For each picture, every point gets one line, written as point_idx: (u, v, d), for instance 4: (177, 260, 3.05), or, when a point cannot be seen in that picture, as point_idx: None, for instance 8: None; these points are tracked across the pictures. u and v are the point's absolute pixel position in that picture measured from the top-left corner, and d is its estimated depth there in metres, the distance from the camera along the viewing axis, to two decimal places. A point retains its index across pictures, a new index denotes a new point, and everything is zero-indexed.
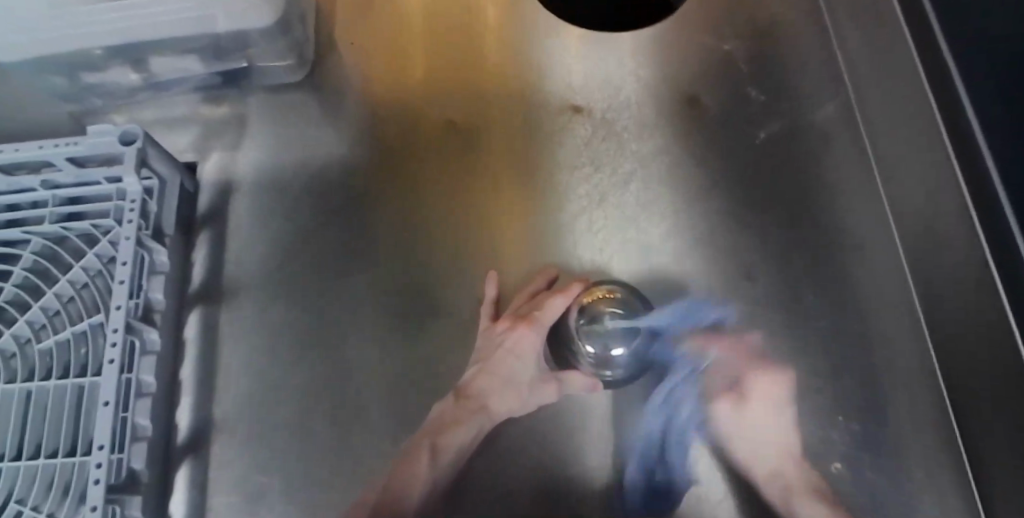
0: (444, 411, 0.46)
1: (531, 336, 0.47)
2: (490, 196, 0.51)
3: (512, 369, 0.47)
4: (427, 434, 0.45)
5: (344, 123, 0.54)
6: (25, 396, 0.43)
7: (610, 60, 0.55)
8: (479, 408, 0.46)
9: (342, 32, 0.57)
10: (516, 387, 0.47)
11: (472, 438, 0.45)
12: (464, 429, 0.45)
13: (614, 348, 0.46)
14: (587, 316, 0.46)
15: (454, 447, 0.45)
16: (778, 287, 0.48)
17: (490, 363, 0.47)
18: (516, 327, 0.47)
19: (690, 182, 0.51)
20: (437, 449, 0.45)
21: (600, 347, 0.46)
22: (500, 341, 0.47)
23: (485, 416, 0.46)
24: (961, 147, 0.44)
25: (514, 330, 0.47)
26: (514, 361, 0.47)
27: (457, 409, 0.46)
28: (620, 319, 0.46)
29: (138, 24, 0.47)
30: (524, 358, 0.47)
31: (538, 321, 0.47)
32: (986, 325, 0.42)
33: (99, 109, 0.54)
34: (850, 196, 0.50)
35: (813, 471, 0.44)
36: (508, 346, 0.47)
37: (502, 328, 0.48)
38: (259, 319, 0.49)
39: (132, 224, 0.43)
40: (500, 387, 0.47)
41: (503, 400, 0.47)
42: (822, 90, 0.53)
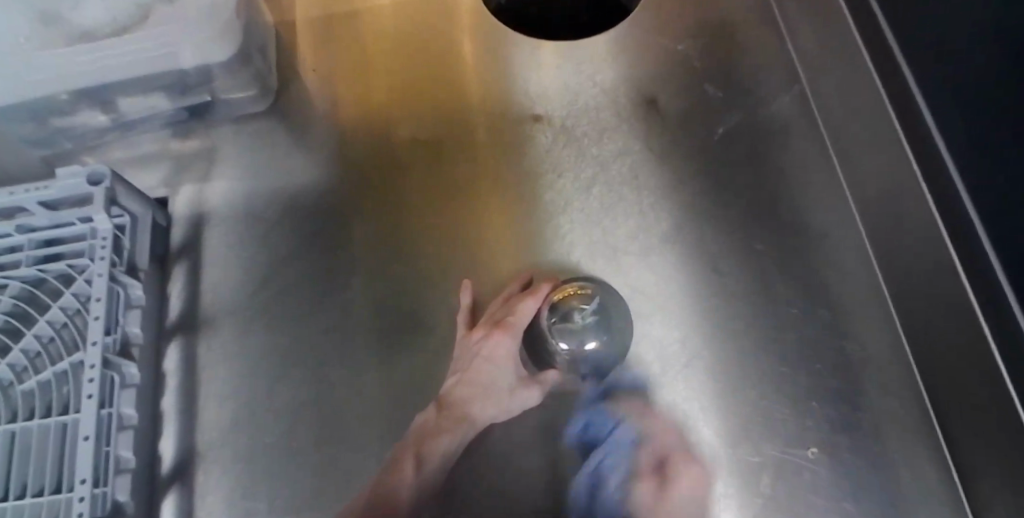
0: (427, 421, 0.45)
1: (507, 343, 0.47)
2: (457, 208, 0.52)
3: (490, 375, 0.46)
4: (412, 442, 0.44)
5: (311, 148, 0.55)
6: (10, 437, 0.44)
7: (567, 67, 0.56)
8: (462, 416, 0.45)
9: (303, 59, 0.58)
10: (498, 393, 0.46)
11: (456, 446, 0.45)
12: (448, 438, 0.44)
13: (588, 342, 0.47)
14: (558, 314, 0.48)
15: (440, 455, 0.44)
16: (746, 277, 0.49)
17: (470, 372, 0.46)
18: (492, 334, 0.47)
19: (652, 180, 0.52)
20: (422, 458, 0.43)
21: (574, 344, 0.48)
22: (478, 348, 0.47)
23: (469, 422, 0.45)
24: (907, 118, 0.46)
25: (490, 337, 0.47)
26: (492, 368, 0.47)
27: (440, 419, 0.45)
28: (589, 314, 0.48)
29: (101, 66, 0.48)
30: (500, 364, 0.47)
31: (513, 326, 0.47)
32: (940, 287, 0.43)
33: (72, 152, 0.55)
34: (811, 183, 0.51)
35: (790, 454, 0.44)
36: (486, 354, 0.47)
37: (478, 336, 0.47)
38: (237, 344, 0.50)
39: (105, 261, 0.44)
40: (481, 394, 0.46)
41: (486, 406, 0.46)
42: (777, 82, 0.54)
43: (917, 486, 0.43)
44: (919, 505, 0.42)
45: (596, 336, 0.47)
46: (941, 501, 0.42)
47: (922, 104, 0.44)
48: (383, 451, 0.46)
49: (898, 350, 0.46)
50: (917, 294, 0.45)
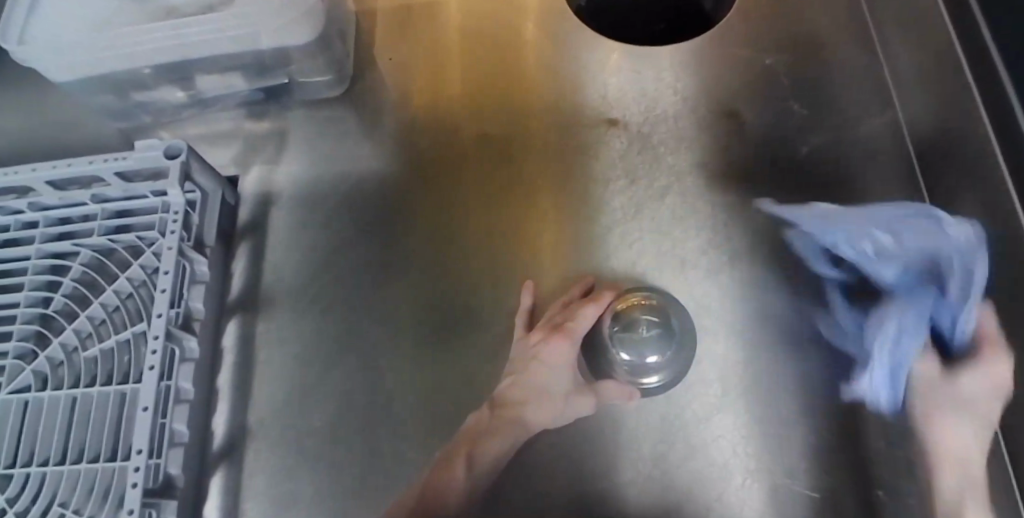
0: (479, 422, 0.46)
1: (565, 349, 0.46)
2: (525, 209, 0.51)
3: (546, 381, 0.46)
4: (464, 443, 0.45)
5: (381, 137, 0.55)
6: (70, 402, 0.45)
7: (647, 74, 0.54)
8: (515, 420, 0.45)
9: (381, 48, 0.58)
10: (551, 398, 0.45)
11: (509, 450, 0.45)
12: (500, 444, 0.45)
13: (649, 355, 0.46)
14: (621, 322, 0.47)
15: (489, 459, 0.44)
16: (821, 303, 0.47)
17: (523, 374, 0.46)
18: (552, 338, 0.46)
19: (727, 194, 0.50)
20: (473, 459, 0.44)
21: (636, 355, 0.46)
22: (536, 351, 0.46)
23: (521, 429, 0.45)
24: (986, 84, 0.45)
25: (550, 340, 0.46)
26: (547, 374, 0.46)
27: (493, 421, 0.45)
28: (655, 326, 0.46)
29: (185, 42, 0.49)
30: (557, 370, 0.46)
31: (573, 332, 0.46)
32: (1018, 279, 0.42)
33: (149, 126, 0.56)
34: (896, 210, 0.48)
35: (856, 491, 0.42)
36: (544, 359, 0.46)
37: (536, 339, 0.47)
38: (294, 328, 0.50)
39: (174, 234, 0.45)
40: (535, 400, 0.45)
41: (540, 411, 0.45)
42: (868, 103, 0.51)
43: None
44: None
45: (659, 350, 0.46)
46: None
47: (1003, 71, 0.44)
48: (432, 447, 0.45)
49: None
50: None
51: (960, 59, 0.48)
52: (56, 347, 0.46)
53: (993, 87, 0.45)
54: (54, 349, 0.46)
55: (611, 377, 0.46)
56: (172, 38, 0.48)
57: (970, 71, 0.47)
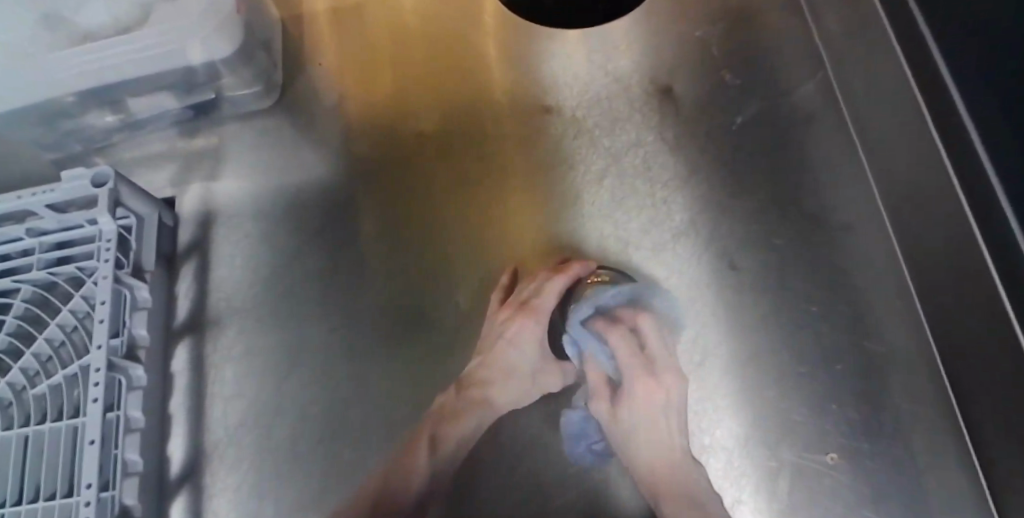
0: (445, 404, 0.46)
1: (532, 327, 0.48)
2: (467, 204, 0.51)
3: (512, 358, 0.47)
4: (429, 424, 0.46)
5: (318, 144, 0.54)
6: (22, 441, 0.44)
7: (578, 56, 0.54)
8: (480, 400, 0.46)
9: (310, 54, 0.57)
10: (519, 377, 0.47)
11: (475, 428, 0.45)
12: (465, 422, 0.46)
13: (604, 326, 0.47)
14: (581, 302, 0.48)
15: (455, 437, 0.45)
16: (766, 271, 0.47)
17: (491, 354, 0.47)
18: (517, 317, 0.47)
19: (666, 171, 0.50)
20: (437, 439, 0.45)
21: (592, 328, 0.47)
22: (501, 330, 0.47)
23: (488, 406, 0.46)
24: (905, 33, 0.45)
25: (517, 319, 0.47)
26: (513, 352, 0.47)
27: (458, 402, 0.46)
28: (610, 305, 0.47)
29: (105, 66, 0.48)
30: (523, 347, 0.47)
31: (537, 309, 0.47)
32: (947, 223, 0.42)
33: (81, 153, 0.55)
34: (833, 172, 0.48)
35: (811, 459, 0.42)
36: (510, 336, 0.47)
37: (503, 319, 0.48)
38: (245, 344, 0.49)
39: (109, 263, 0.44)
40: (502, 378, 0.47)
41: (505, 390, 0.47)
42: (799, 67, 0.51)
43: (945, 490, 0.40)
44: (949, 513, 0.40)
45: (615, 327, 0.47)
46: (973, 508, 0.39)
47: (919, 18, 0.44)
48: (391, 450, 0.45)
49: (927, 346, 0.43)
50: (941, 270, 0.43)
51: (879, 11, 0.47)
52: (4, 387, 0.46)
53: (911, 34, 0.44)
54: (3, 390, 0.46)
55: (568, 355, 0.47)
56: (92, 63, 0.48)
57: (888, 22, 0.46)
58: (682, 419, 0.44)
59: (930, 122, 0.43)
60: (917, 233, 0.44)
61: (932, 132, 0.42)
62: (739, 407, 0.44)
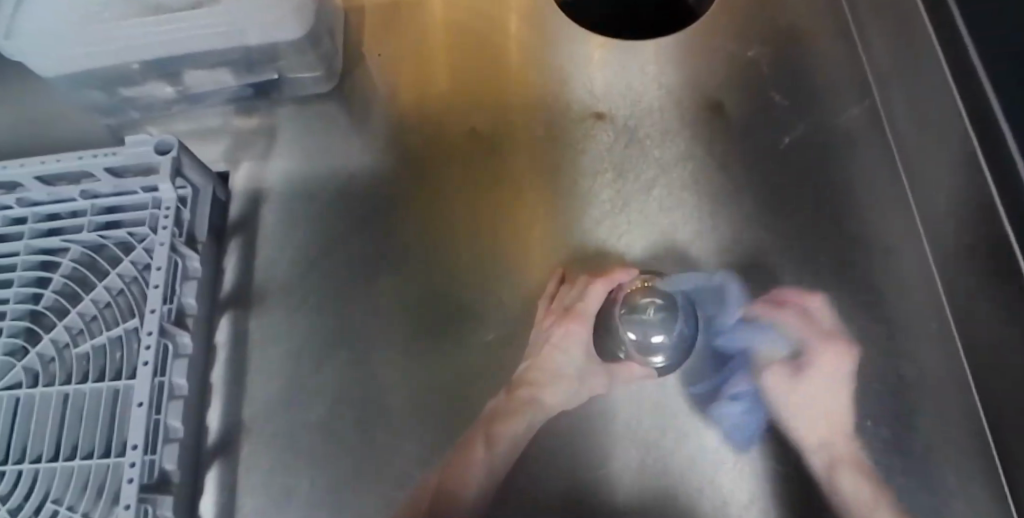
0: (498, 405, 0.46)
1: (579, 333, 0.48)
2: (515, 203, 0.52)
3: (559, 364, 0.48)
4: (482, 426, 0.46)
5: (371, 133, 0.55)
6: (62, 399, 0.45)
7: (631, 67, 0.55)
8: (530, 399, 0.46)
9: (368, 44, 0.58)
10: (566, 380, 0.47)
11: (524, 431, 0.46)
12: (514, 423, 0.46)
13: (654, 333, 0.47)
14: (627, 305, 0.48)
15: (506, 437, 0.45)
16: (806, 290, 0.48)
17: (539, 358, 0.48)
18: (563, 322, 0.48)
19: (712, 186, 0.51)
20: (491, 439, 0.45)
21: (640, 334, 0.47)
22: (547, 336, 0.48)
23: (536, 410, 0.46)
24: (964, 78, 0.48)
25: (561, 323, 0.48)
26: (561, 355, 0.48)
27: (509, 403, 0.46)
28: (659, 308, 0.47)
29: (172, 38, 0.49)
30: (571, 352, 0.48)
31: (584, 315, 0.49)
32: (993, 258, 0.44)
33: (136, 121, 0.55)
34: (877, 199, 0.49)
35: (841, 474, 0.42)
36: (555, 341, 0.48)
37: (548, 322, 0.48)
38: (287, 322, 0.50)
39: (167, 231, 0.45)
40: (551, 381, 0.47)
41: (553, 393, 0.47)
42: (848, 93, 0.53)
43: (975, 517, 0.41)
44: None
45: (663, 329, 0.47)
46: None
47: (978, 65, 0.47)
48: (428, 439, 0.46)
49: (961, 376, 0.44)
50: (981, 302, 0.45)
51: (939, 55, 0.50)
52: (48, 343, 0.46)
53: (969, 80, 0.48)
54: (46, 346, 0.46)
55: (616, 359, 0.47)
56: (159, 34, 0.49)
57: (949, 66, 0.49)
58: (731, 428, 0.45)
59: (984, 163, 0.46)
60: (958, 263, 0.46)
61: (985, 172, 0.46)
62: (775, 419, 0.45)
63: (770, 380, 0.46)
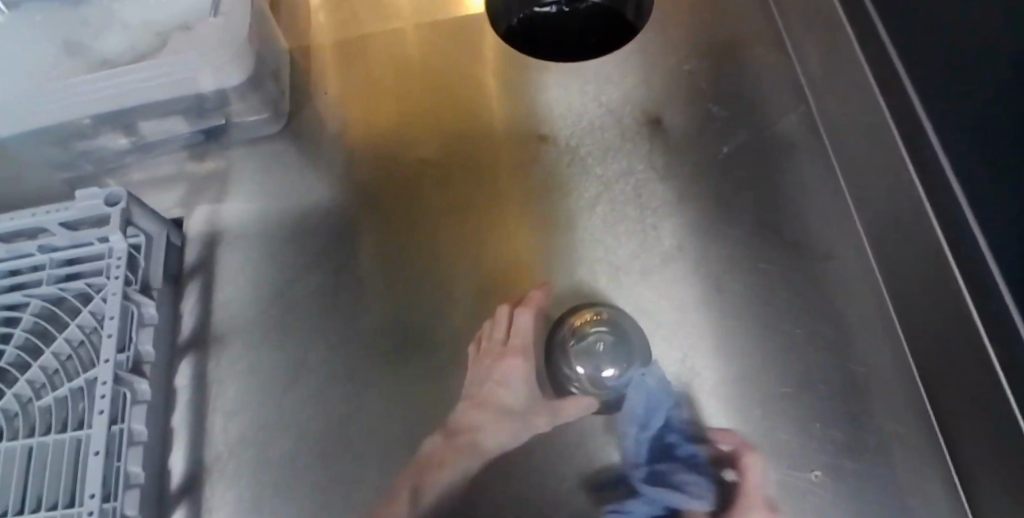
0: (434, 449, 0.46)
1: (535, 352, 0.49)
2: (466, 229, 0.53)
3: (501, 400, 0.48)
4: (414, 473, 0.46)
5: (322, 170, 0.56)
6: (26, 452, 0.46)
7: (571, 88, 0.56)
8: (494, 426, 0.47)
9: (317, 83, 0.59)
10: (508, 418, 0.47)
11: (461, 475, 0.45)
12: (450, 469, 0.45)
13: (605, 369, 0.47)
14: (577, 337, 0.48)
15: (469, 463, 0.45)
16: (752, 295, 0.48)
17: (478, 397, 0.48)
18: (504, 358, 0.49)
19: (655, 199, 0.52)
20: (420, 490, 0.45)
21: (591, 370, 0.47)
22: (489, 372, 0.48)
23: (477, 450, 0.46)
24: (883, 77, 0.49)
25: (502, 360, 0.49)
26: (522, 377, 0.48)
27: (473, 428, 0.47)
28: (604, 339, 0.48)
29: (119, 92, 0.50)
30: (511, 386, 0.48)
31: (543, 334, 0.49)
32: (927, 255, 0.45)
33: (92, 174, 0.57)
34: (817, 202, 0.50)
35: (794, 476, 0.43)
36: (496, 378, 0.48)
37: (486, 362, 0.49)
38: (247, 361, 0.51)
39: (119, 279, 0.46)
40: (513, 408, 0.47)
41: (495, 435, 0.46)
42: (783, 100, 0.54)
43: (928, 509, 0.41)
44: None
45: (613, 363, 0.47)
46: None
47: (898, 63, 0.48)
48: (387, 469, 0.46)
49: (907, 372, 0.45)
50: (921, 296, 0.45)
51: (857, 55, 0.52)
52: (11, 398, 0.47)
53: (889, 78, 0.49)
54: (9, 401, 0.47)
55: (568, 392, 0.47)
56: (105, 90, 0.50)
57: (868, 67, 0.51)
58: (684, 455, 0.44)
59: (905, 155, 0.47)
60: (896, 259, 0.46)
61: (908, 166, 0.47)
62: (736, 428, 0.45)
63: (741, 385, 0.46)
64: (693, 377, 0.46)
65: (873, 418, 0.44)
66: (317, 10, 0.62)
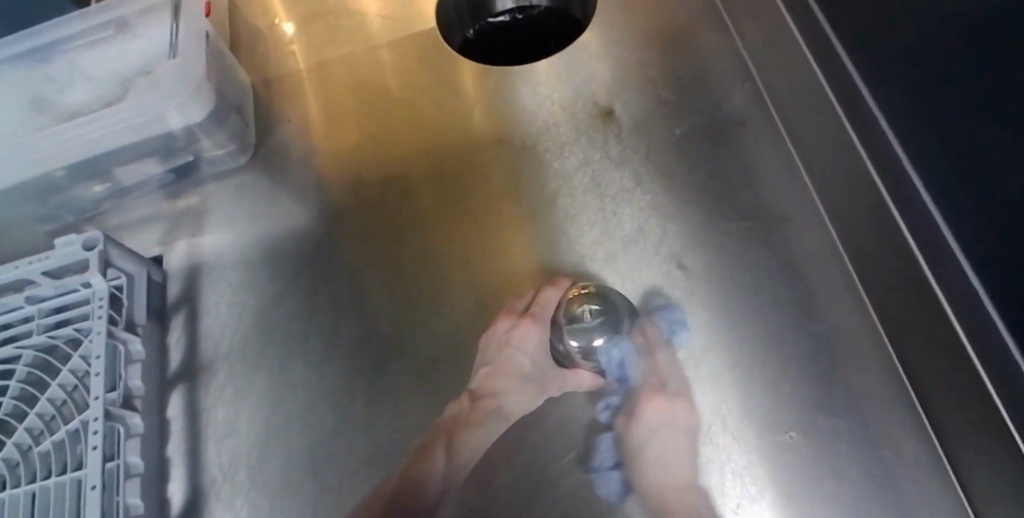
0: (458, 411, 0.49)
1: (535, 331, 0.51)
2: (435, 236, 0.55)
3: (521, 365, 0.51)
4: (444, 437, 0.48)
5: (292, 195, 0.58)
6: (30, 497, 0.47)
7: (524, 89, 0.58)
8: (495, 408, 0.49)
9: (280, 112, 0.61)
10: (529, 384, 0.50)
11: (491, 437, 0.48)
12: (480, 431, 0.48)
13: (596, 338, 0.49)
14: (569, 312, 0.49)
15: (471, 445, 0.47)
16: (716, 267, 0.49)
17: (499, 363, 0.51)
18: (520, 322, 0.51)
19: (614, 186, 0.54)
20: (454, 449, 0.47)
21: (584, 341, 0.49)
22: (504, 339, 0.51)
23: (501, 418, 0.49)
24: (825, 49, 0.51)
25: (518, 326, 0.51)
26: (521, 358, 0.51)
27: (472, 411, 0.49)
28: (596, 312, 0.49)
29: (88, 140, 0.52)
30: (526, 351, 0.51)
31: (540, 317, 0.51)
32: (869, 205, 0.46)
33: (73, 224, 0.59)
34: (771, 172, 0.51)
35: (770, 436, 0.44)
36: (513, 342, 0.51)
37: (506, 326, 0.51)
38: (236, 386, 0.52)
39: (103, 319, 0.47)
40: (514, 385, 0.50)
41: (518, 400, 0.49)
42: (730, 78, 0.55)
43: (904, 456, 0.42)
44: (908, 477, 0.41)
45: (602, 333, 0.48)
46: (929, 466, 0.41)
47: (828, 27, 0.49)
48: (379, 476, 0.47)
49: (871, 324, 0.45)
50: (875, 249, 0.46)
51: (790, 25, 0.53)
52: (12, 447, 0.49)
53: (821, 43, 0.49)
54: (10, 450, 0.49)
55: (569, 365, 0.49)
56: (75, 140, 0.52)
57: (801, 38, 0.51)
58: (685, 415, 0.46)
59: (845, 116, 0.47)
60: (849, 218, 0.48)
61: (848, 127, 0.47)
62: (716, 392, 0.46)
63: (720, 350, 0.47)
64: (675, 337, 0.48)
65: (840, 376, 0.44)
66: (274, 42, 0.64)
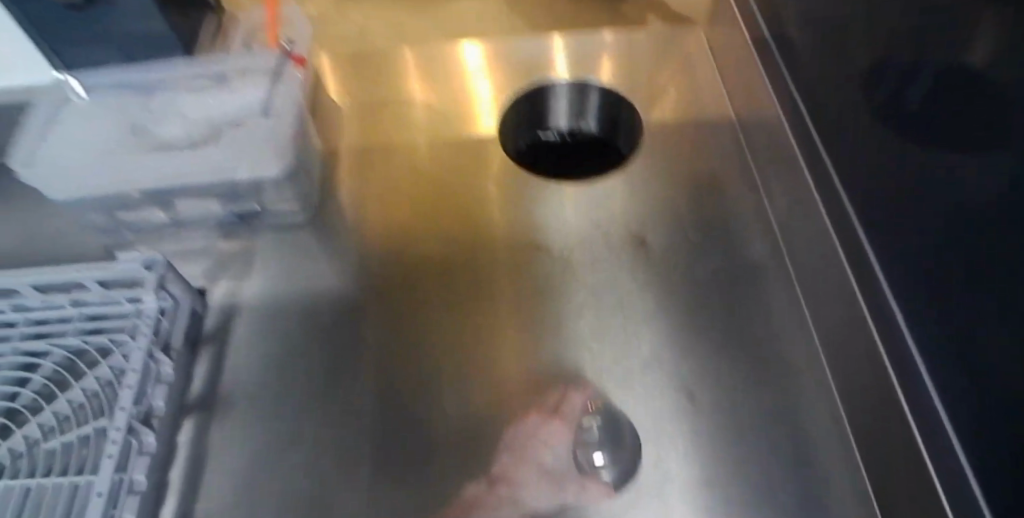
0: (478, 495, 0.49)
1: (563, 431, 0.53)
2: (462, 321, 0.58)
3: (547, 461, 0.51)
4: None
5: (338, 256, 0.62)
6: (23, 493, 0.48)
7: (568, 206, 0.64)
8: (510, 497, 0.50)
9: (343, 180, 0.67)
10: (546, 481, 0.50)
11: None
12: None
13: (596, 452, 0.51)
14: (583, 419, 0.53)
15: None
16: (722, 400, 0.53)
17: (523, 454, 0.51)
18: (549, 420, 0.53)
19: (636, 309, 0.58)
20: None
21: (585, 451, 0.51)
22: (534, 432, 0.52)
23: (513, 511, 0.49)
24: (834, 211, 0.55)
25: (547, 424, 0.53)
26: (547, 454, 0.52)
27: (488, 495, 0.49)
28: (599, 425, 0.52)
29: (173, 172, 0.57)
30: (555, 450, 0.52)
31: (564, 415, 0.53)
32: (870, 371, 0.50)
33: (128, 241, 0.62)
34: (781, 323, 0.56)
35: None
36: (542, 439, 0.52)
37: (534, 420, 0.53)
38: (248, 425, 0.54)
39: (146, 335, 0.51)
40: (535, 479, 0.51)
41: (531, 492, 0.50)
42: (753, 233, 0.62)
43: None
44: None
45: (602, 447, 0.51)
46: None
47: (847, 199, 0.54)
48: None
49: (859, 481, 0.49)
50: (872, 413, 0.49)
51: (814, 192, 0.58)
52: (19, 439, 0.50)
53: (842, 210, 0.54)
54: (15, 442, 0.50)
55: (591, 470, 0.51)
56: (164, 170, 0.57)
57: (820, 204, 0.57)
58: None
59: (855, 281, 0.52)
60: (851, 379, 0.52)
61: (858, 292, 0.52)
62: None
63: (716, 483, 0.49)
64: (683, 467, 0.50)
65: None
66: (349, 117, 0.71)
